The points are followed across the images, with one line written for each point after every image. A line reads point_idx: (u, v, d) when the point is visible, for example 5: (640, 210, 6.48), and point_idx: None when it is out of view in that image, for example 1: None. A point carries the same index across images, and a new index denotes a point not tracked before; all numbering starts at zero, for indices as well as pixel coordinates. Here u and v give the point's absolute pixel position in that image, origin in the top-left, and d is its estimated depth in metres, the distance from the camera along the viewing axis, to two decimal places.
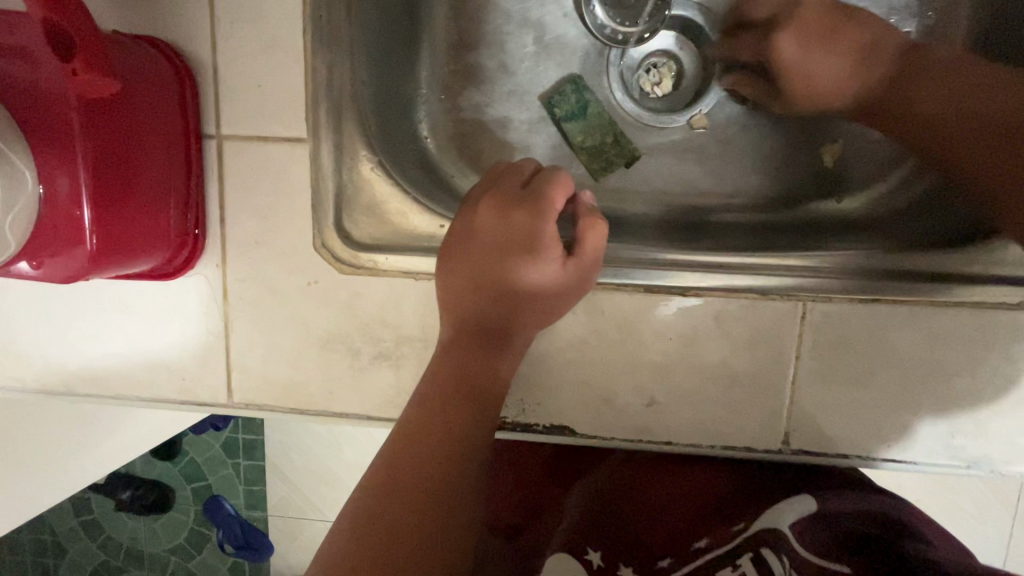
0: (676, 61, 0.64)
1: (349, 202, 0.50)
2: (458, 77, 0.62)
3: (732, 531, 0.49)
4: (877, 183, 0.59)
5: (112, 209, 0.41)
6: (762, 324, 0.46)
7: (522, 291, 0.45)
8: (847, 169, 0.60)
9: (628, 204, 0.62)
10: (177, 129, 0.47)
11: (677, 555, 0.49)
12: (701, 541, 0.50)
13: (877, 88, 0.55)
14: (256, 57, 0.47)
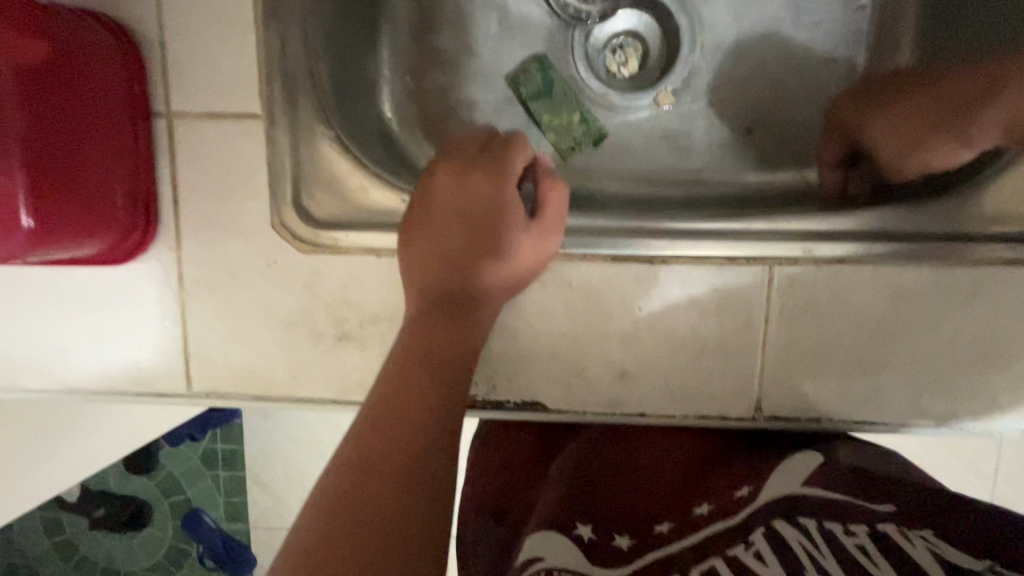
0: (641, 40, 0.63)
1: (307, 179, 0.48)
2: (421, 58, 0.61)
3: (734, 493, 0.46)
4: None
5: (50, 185, 0.39)
6: (729, 290, 0.46)
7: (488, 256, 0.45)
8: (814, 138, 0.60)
9: (596, 182, 0.61)
10: (122, 106, 0.45)
11: (676, 520, 0.45)
12: (702, 506, 0.46)
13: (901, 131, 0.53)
14: (207, 32, 0.46)
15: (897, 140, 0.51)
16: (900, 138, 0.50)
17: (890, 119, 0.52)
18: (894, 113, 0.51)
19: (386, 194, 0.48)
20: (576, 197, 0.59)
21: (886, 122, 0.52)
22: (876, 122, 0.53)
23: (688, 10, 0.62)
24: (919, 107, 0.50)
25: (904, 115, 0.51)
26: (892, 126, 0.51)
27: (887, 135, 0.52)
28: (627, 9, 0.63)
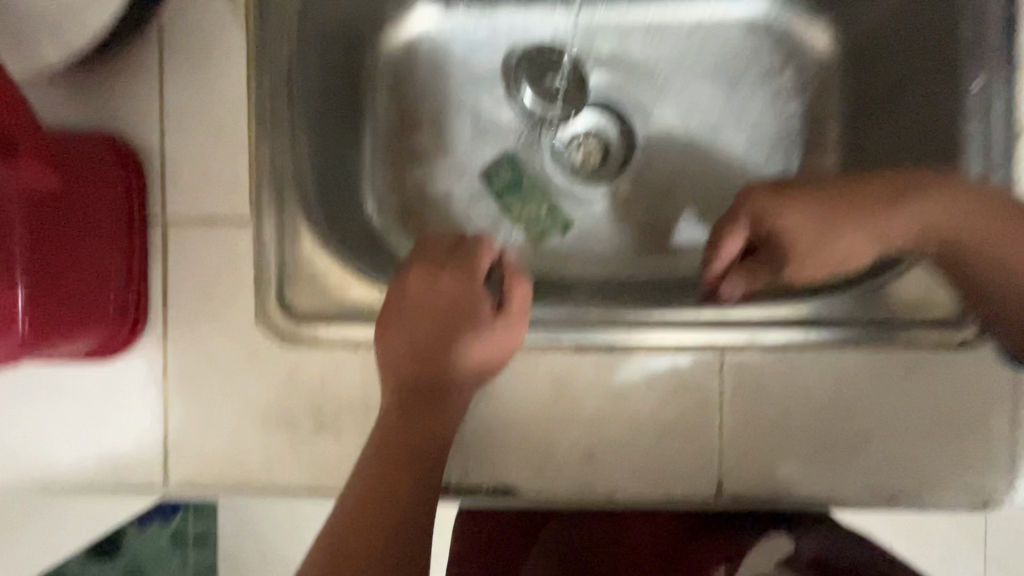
0: (603, 136, 0.68)
1: (290, 277, 0.51)
2: (401, 155, 0.65)
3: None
4: None
5: (45, 295, 0.42)
6: (685, 375, 0.50)
7: (457, 349, 0.48)
8: None
9: (564, 268, 0.66)
10: (121, 216, 0.49)
11: None
12: None
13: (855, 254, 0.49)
14: (204, 146, 0.51)
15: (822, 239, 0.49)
16: (825, 236, 0.49)
17: (816, 215, 0.49)
18: (819, 208, 0.49)
19: (364, 288, 0.52)
20: (545, 283, 0.63)
21: (816, 217, 0.49)
22: (805, 217, 0.49)
23: (642, 113, 0.68)
24: (847, 208, 0.48)
25: (828, 212, 0.48)
26: (818, 223, 0.49)
27: (813, 233, 0.49)
28: (590, 109, 0.68)
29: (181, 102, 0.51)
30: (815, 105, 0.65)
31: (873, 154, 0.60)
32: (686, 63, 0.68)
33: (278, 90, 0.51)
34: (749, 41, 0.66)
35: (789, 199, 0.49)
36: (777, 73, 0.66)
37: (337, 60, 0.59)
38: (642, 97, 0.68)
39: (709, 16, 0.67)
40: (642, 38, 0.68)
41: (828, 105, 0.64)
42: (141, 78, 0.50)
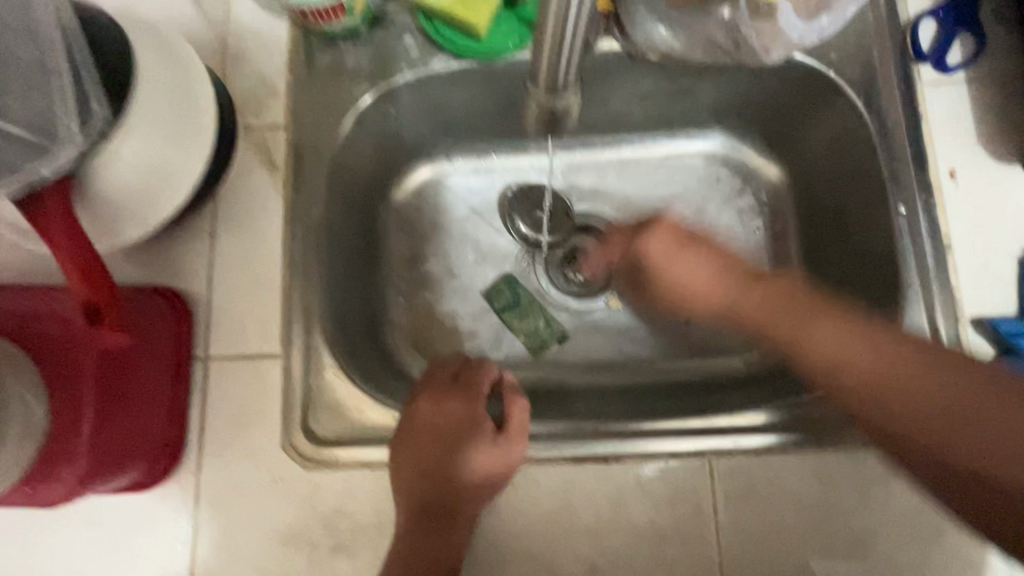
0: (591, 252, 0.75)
1: (313, 404, 0.57)
2: (413, 281, 0.73)
3: None
4: None
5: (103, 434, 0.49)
6: (679, 482, 0.53)
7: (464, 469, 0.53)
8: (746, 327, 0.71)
9: (563, 377, 0.71)
10: (170, 357, 0.56)
11: None
12: None
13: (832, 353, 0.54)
14: (245, 294, 0.59)
15: (756, 307, 0.59)
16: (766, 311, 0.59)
17: (791, 304, 0.58)
18: (816, 313, 0.56)
19: (379, 411, 0.57)
20: (545, 394, 0.68)
21: (786, 301, 0.58)
22: (772, 303, 0.58)
23: (625, 233, 0.76)
24: (853, 327, 0.53)
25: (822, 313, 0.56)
26: (761, 298, 0.60)
27: (756, 300, 0.60)
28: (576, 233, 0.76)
29: (228, 258, 0.60)
30: (774, 221, 0.73)
31: (829, 260, 0.67)
32: (655, 190, 0.77)
33: (308, 247, 0.60)
34: (709, 169, 0.76)
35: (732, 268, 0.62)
36: (738, 195, 0.74)
37: (356, 208, 0.68)
38: (622, 219, 0.77)
39: (671, 151, 0.77)
40: (613, 173, 0.77)
41: (783, 222, 0.72)
42: (197, 240, 0.60)
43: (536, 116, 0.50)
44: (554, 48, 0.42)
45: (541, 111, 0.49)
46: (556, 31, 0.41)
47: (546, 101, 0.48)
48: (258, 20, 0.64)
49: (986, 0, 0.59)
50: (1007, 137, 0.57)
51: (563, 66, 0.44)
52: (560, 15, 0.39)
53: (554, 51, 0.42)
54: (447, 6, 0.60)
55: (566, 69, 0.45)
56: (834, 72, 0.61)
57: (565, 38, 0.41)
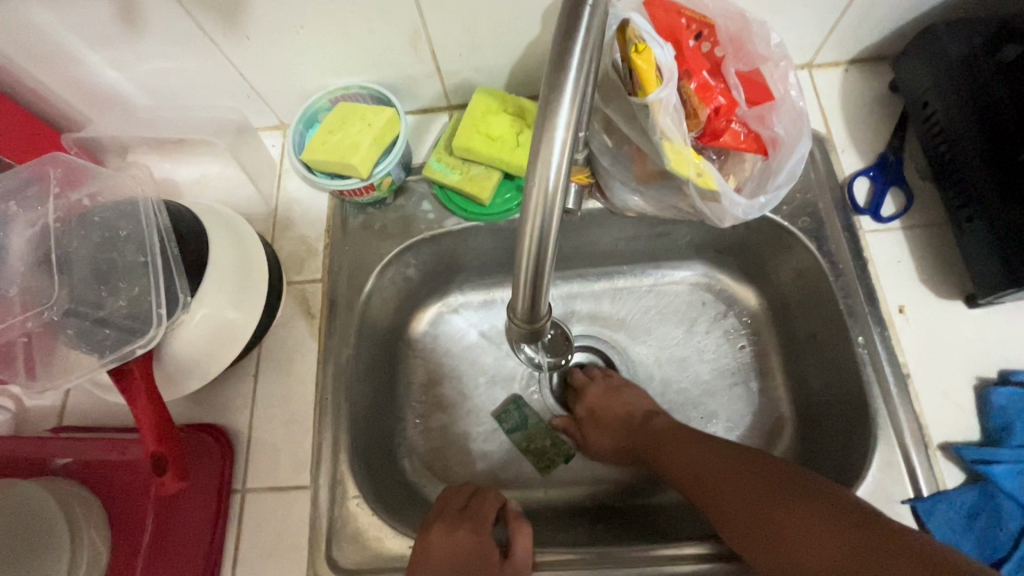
0: None
1: (337, 534, 0.62)
2: (429, 405, 0.80)
3: None
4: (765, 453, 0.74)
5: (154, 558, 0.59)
6: None
7: None
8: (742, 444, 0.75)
9: (569, 496, 0.76)
10: (213, 491, 0.62)
11: None
12: None
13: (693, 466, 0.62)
14: (281, 427, 0.67)
15: (684, 459, 0.63)
16: (699, 462, 0.61)
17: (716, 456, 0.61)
18: (724, 459, 0.60)
19: (396, 540, 0.62)
20: (555, 516, 0.73)
21: (708, 452, 0.62)
22: (699, 455, 0.62)
23: (622, 353, 0.83)
24: (759, 471, 0.57)
25: (731, 463, 0.59)
26: (688, 447, 0.64)
27: (686, 451, 0.64)
28: (578, 353, 0.84)
29: (268, 396, 0.68)
30: (756, 340, 0.80)
31: (809, 380, 0.73)
32: (645, 315, 0.84)
33: (338, 386, 0.68)
34: (694, 295, 0.84)
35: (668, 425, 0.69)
36: (723, 317, 0.82)
37: (379, 344, 0.77)
38: (620, 340, 0.83)
39: (658, 279, 0.85)
40: (606, 302, 0.85)
41: (763, 343, 0.79)
42: (242, 381, 0.69)
43: (517, 331, 0.50)
44: (531, 274, 0.42)
45: (522, 324, 0.48)
46: (530, 258, 0.41)
47: (525, 323, 0.48)
48: (305, 194, 0.79)
49: (910, 161, 0.70)
50: (945, 276, 0.66)
51: (539, 291, 0.44)
52: (535, 246, 0.40)
53: (533, 274, 0.42)
54: (457, 182, 0.72)
55: (543, 288, 0.44)
56: (789, 221, 0.71)
57: (538, 256, 0.41)
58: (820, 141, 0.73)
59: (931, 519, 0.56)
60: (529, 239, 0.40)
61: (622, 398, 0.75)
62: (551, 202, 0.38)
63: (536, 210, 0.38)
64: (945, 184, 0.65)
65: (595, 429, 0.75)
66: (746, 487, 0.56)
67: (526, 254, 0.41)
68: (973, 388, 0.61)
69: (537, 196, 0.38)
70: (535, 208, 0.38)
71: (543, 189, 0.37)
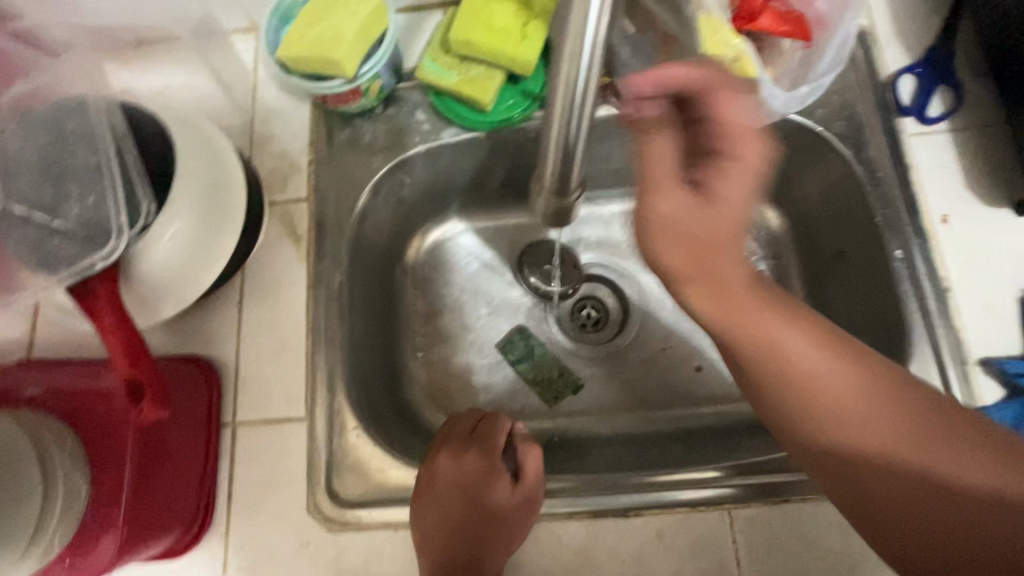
0: (601, 302, 0.77)
1: (338, 466, 0.58)
2: (429, 336, 0.75)
3: None
4: None
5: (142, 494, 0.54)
6: (697, 536, 0.54)
7: (495, 517, 0.55)
8: None
9: (578, 427, 0.72)
10: (202, 424, 0.58)
11: None
12: None
13: (823, 371, 0.46)
14: (271, 358, 0.62)
15: (852, 411, 0.45)
16: (851, 417, 0.45)
17: (891, 412, 0.44)
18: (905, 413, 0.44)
19: (401, 470, 0.58)
20: (562, 442, 0.70)
21: (903, 430, 0.43)
22: (855, 397, 0.45)
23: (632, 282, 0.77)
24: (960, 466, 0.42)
25: (865, 392, 0.45)
26: (828, 370, 0.46)
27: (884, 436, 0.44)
28: (587, 282, 0.78)
29: (255, 326, 0.63)
30: (778, 263, 0.75)
31: (835, 304, 0.68)
32: None
33: (331, 312, 0.63)
34: None
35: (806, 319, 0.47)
36: (740, 240, 0.76)
37: (374, 271, 0.71)
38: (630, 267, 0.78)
39: None
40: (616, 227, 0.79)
41: (784, 266, 0.74)
42: (225, 310, 0.63)
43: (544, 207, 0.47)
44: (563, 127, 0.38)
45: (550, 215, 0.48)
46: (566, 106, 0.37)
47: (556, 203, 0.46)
48: (284, 105, 0.70)
49: (961, 57, 0.63)
50: (994, 182, 0.60)
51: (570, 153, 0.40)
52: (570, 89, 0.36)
53: (560, 158, 0.40)
54: (454, 84, 0.64)
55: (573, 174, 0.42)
56: (823, 127, 0.64)
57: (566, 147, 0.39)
58: (861, 35, 0.65)
59: None
60: (565, 74, 0.36)
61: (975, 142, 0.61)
62: (581, 80, 0.36)
63: (573, 34, 0.33)
64: (1002, 79, 0.58)
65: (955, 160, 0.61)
66: (917, 461, 0.42)
67: (561, 103, 0.37)
68: (1016, 303, 0.57)
69: (575, 21, 0.33)
70: (571, 44, 0.34)
71: (584, 16, 0.32)
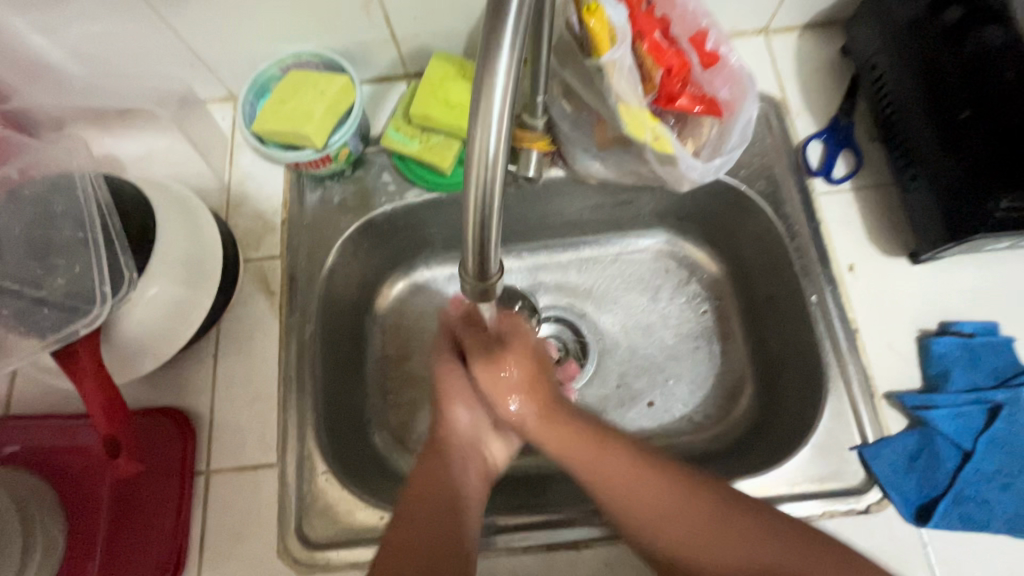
0: (560, 343, 0.82)
1: (307, 510, 0.62)
2: (396, 380, 0.79)
3: None
4: (729, 412, 0.77)
5: (115, 542, 0.58)
6: (642, 564, 0.59)
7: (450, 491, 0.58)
8: (707, 403, 0.78)
9: (539, 463, 0.76)
10: (176, 474, 0.61)
11: None
12: None
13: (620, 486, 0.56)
14: (242, 406, 0.66)
15: (658, 523, 0.54)
16: (678, 546, 0.53)
17: (708, 529, 0.52)
18: (709, 529, 0.52)
19: (367, 512, 0.61)
20: (523, 480, 0.74)
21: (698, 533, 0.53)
22: (670, 528, 0.53)
23: (589, 323, 0.83)
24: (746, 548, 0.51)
25: (677, 515, 0.53)
26: (633, 488, 0.55)
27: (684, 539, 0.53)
28: (548, 324, 0.83)
29: (230, 377, 0.67)
30: (718, 304, 0.82)
31: (769, 342, 0.75)
32: (612, 284, 0.85)
33: (301, 362, 0.67)
34: (658, 263, 0.85)
35: (619, 455, 0.57)
36: (685, 283, 0.84)
37: (345, 319, 0.76)
38: (587, 310, 0.84)
39: (623, 247, 0.86)
40: (574, 272, 0.85)
41: (723, 307, 0.81)
42: (202, 362, 0.67)
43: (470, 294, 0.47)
44: (477, 229, 0.41)
45: (477, 299, 0.47)
46: (477, 215, 0.40)
47: (478, 285, 0.46)
48: (259, 168, 0.76)
49: (860, 124, 0.72)
50: (893, 234, 0.68)
51: (487, 249, 0.42)
52: (481, 198, 0.39)
53: (478, 233, 0.41)
54: (416, 151, 0.70)
55: (492, 251, 0.43)
56: (746, 185, 0.72)
57: (484, 222, 0.40)
58: (774, 106, 0.74)
59: (876, 463, 0.59)
60: (473, 192, 0.39)
61: (874, 196, 0.70)
62: (490, 182, 0.39)
63: (479, 161, 0.38)
64: (891, 143, 0.67)
65: (860, 213, 0.69)
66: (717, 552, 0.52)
67: (472, 213, 0.40)
68: (916, 339, 0.64)
69: (478, 151, 0.38)
70: (477, 164, 0.38)
71: (485, 142, 0.37)
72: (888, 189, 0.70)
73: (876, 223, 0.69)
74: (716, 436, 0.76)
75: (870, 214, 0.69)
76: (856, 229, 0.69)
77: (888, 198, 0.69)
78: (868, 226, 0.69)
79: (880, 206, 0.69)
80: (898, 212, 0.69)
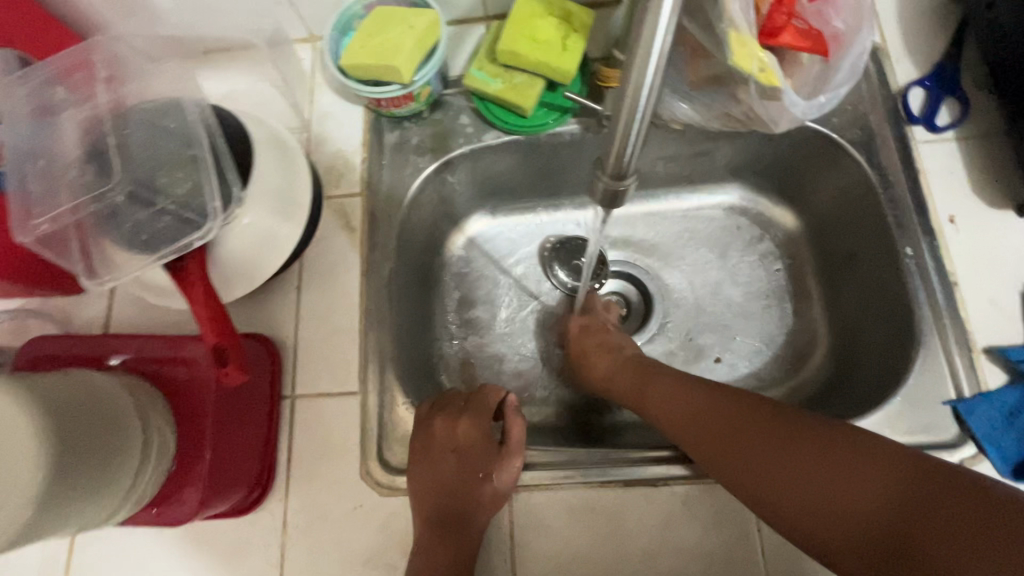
0: (625, 297, 0.82)
1: (388, 437, 0.64)
2: (463, 325, 0.80)
3: None
4: (801, 370, 0.75)
5: None
6: (720, 505, 0.59)
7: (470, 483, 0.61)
8: (779, 360, 0.76)
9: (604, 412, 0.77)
10: (266, 394, 0.64)
11: None
12: None
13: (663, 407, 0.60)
14: (325, 338, 0.67)
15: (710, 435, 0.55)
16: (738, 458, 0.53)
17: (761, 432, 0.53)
18: (764, 435, 0.52)
19: None
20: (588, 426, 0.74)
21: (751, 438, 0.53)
22: (726, 438, 0.54)
23: (655, 277, 0.82)
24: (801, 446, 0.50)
25: (722, 429, 0.55)
26: (678, 404, 0.59)
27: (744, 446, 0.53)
28: (614, 278, 0.83)
29: (312, 309, 0.69)
30: (793, 263, 0.80)
31: (848, 300, 0.73)
32: (680, 239, 0.83)
33: (381, 297, 0.68)
34: (729, 219, 0.83)
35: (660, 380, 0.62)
36: (757, 240, 0.81)
37: (417, 262, 0.77)
38: (653, 265, 0.83)
39: (693, 204, 0.84)
40: (641, 226, 0.84)
41: (798, 264, 0.79)
42: (285, 294, 0.69)
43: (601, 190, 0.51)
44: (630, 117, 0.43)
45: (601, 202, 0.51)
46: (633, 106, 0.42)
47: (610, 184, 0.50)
48: (338, 109, 0.76)
49: (966, 71, 0.68)
50: (998, 186, 0.65)
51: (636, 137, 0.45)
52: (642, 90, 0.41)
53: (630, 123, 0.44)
54: (498, 91, 0.70)
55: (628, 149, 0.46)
56: (838, 134, 0.69)
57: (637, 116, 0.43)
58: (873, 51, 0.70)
59: (973, 418, 0.57)
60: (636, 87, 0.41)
61: (978, 147, 0.66)
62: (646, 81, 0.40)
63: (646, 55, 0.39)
64: (1004, 89, 0.63)
65: (962, 165, 0.66)
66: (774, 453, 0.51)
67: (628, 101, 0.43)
68: (1019, 295, 0.61)
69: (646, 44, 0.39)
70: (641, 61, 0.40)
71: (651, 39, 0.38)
72: (995, 140, 0.66)
73: (980, 176, 0.65)
74: (786, 394, 0.74)
75: (973, 166, 0.66)
76: (957, 181, 0.66)
77: (993, 149, 0.66)
78: (971, 178, 0.65)
79: (984, 158, 0.66)
80: (1003, 165, 0.65)
